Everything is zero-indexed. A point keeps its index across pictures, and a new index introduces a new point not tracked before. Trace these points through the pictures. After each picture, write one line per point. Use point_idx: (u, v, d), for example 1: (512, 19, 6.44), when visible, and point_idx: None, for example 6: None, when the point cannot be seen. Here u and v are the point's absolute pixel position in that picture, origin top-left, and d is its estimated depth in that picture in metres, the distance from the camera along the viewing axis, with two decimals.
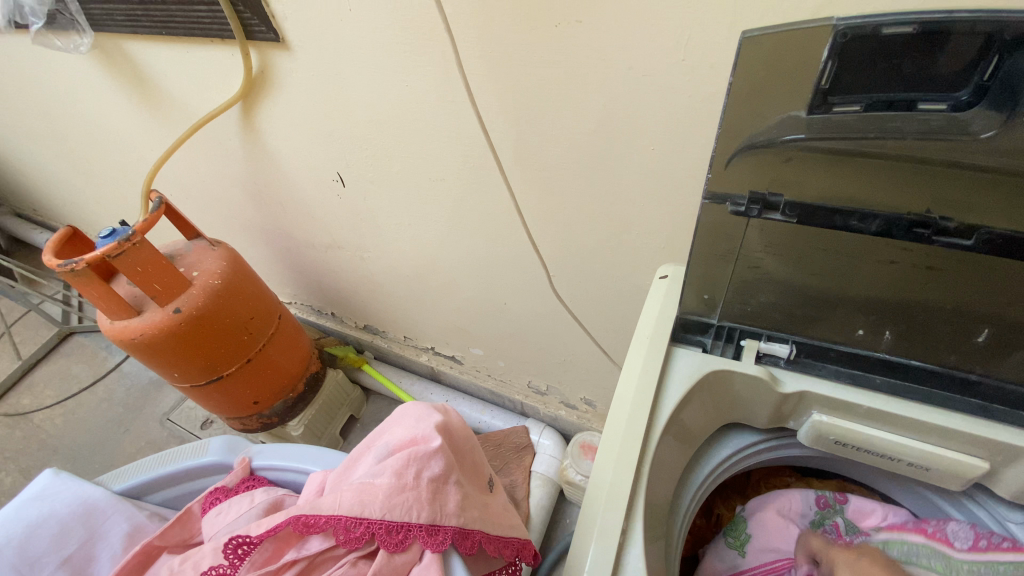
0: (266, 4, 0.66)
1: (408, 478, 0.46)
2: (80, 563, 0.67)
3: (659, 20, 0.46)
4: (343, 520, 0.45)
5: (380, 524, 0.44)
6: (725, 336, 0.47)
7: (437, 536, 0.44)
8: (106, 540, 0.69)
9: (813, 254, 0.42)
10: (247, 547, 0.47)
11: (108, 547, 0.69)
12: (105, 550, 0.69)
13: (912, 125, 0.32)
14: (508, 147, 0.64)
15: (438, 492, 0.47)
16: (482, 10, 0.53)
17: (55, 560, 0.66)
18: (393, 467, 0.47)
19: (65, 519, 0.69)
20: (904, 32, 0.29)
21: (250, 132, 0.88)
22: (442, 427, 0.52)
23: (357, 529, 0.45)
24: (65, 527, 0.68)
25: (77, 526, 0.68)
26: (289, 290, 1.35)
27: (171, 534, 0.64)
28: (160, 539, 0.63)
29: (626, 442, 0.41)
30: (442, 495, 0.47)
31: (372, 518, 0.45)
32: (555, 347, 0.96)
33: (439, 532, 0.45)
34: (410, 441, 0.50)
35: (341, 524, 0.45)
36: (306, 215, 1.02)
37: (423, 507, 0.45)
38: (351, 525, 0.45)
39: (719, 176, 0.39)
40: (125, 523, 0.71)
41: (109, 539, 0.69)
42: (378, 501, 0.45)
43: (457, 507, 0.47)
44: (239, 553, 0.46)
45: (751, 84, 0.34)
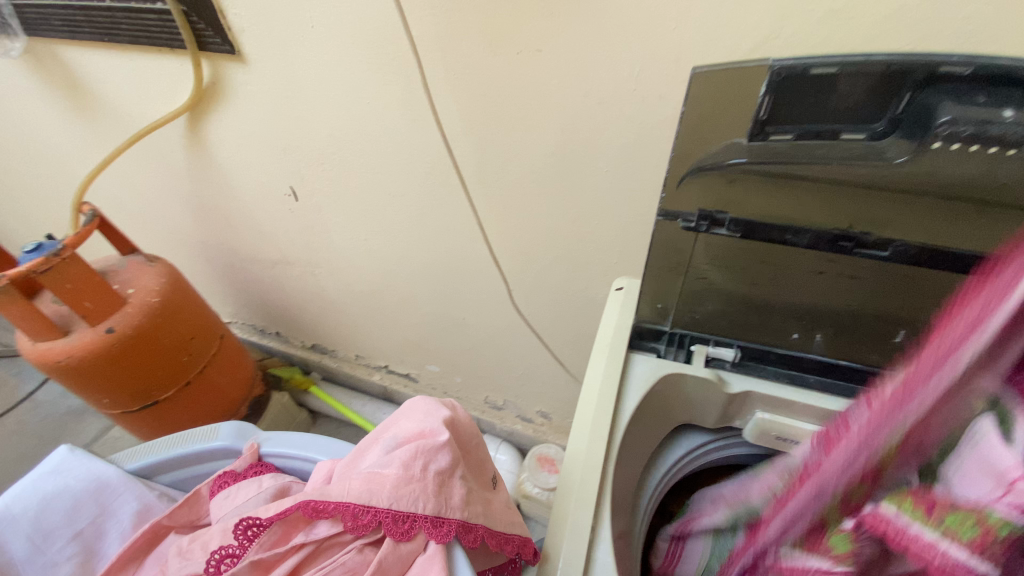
0: (221, 17, 0.65)
1: (415, 469, 0.39)
2: (89, 542, 0.59)
3: (612, 52, 0.50)
4: (351, 507, 0.39)
5: (387, 512, 0.38)
6: (677, 342, 0.51)
7: (442, 528, 0.38)
8: (116, 518, 0.60)
9: (752, 265, 0.47)
10: (256, 528, 0.41)
11: (119, 526, 0.60)
12: (115, 529, 0.60)
13: (836, 151, 0.37)
14: (469, 165, 0.66)
15: (443, 485, 0.39)
16: (447, 34, 0.55)
17: (65, 535, 0.58)
18: (400, 457, 0.40)
19: (76, 493, 0.60)
20: (830, 72, 0.33)
21: (197, 144, 0.85)
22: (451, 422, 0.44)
23: (365, 516, 0.39)
24: (76, 503, 0.59)
25: (88, 501, 0.60)
26: (231, 309, 1.29)
27: (180, 513, 0.57)
28: (167, 518, 0.56)
29: (592, 442, 0.43)
30: (446, 488, 0.39)
31: (380, 506, 0.38)
32: (511, 361, 0.98)
33: (443, 523, 0.38)
34: (417, 434, 0.42)
35: (349, 511, 0.39)
36: (254, 230, 0.99)
37: (428, 500, 0.38)
38: (359, 512, 0.39)
39: (673, 196, 0.43)
40: (136, 501, 0.62)
41: (119, 517, 0.60)
42: (385, 490, 0.39)
43: (462, 500, 0.39)
44: (248, 534, 0.41)
45: (699, 114, 0.38)
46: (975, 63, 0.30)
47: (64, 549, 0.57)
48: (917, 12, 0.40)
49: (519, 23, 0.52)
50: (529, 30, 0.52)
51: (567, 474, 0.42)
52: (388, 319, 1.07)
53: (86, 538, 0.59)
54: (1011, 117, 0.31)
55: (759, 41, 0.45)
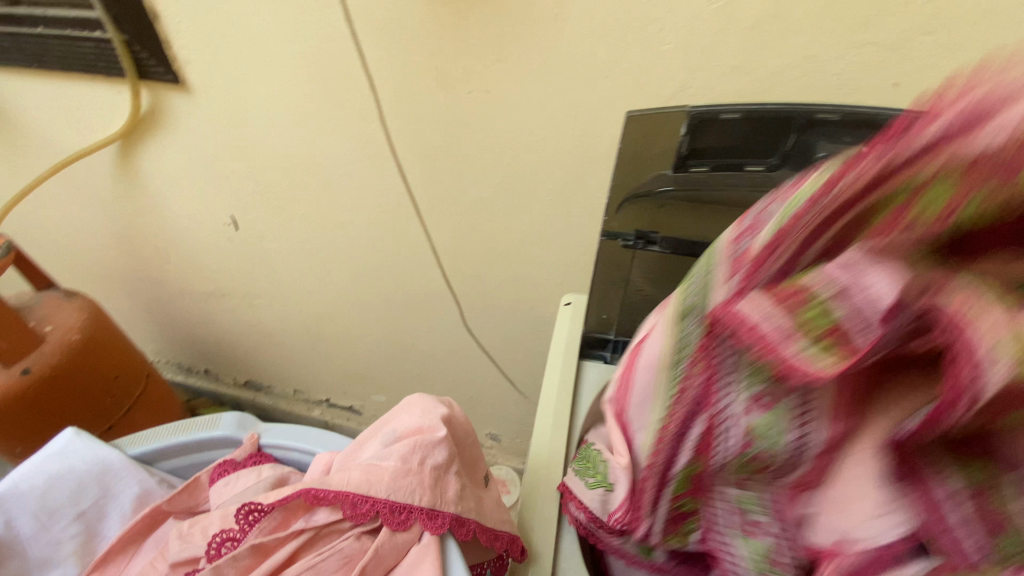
0: (166, 48, 0.65)
1: (412, 463, 0.43)
2: (90, 522, 0.61)
3: (554, 94, 0.57)
4: (349, 497, 0.43)
5: (385, 503, 0.42)
6: (621, 350, 0.56)
7: (436, 520, 0.41)
8: (117, 501, 0.62)
9: (681, 279, 0.51)
10: (258, 513, 0.45)
11: (119, 507, 0.62)
12: (115, 511, 0.62)
13: (744, 180, 0.43)
14: (421, 194, 0.70)
15: (439, 479, 0.43)
16: (401, 73, 0.60)
17: (67, 515, 0.60)
18: (399, 451, 0.43)
19: (80, 476, 0.60)
20: (734, 117, 0.42)
21: (128, 173, 0.82)
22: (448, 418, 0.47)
23: (364, 505, 0.42)
24: (79, 484, 0.60)
25: (91, 483, 0.61)
26: (153, 348, 1.20)
27: (179, 499, 0.57)
28: (167, 504, 0.57)
29: (554, 439, 0.48)
30: (442, 482, 0.43)
31: (378, 496, 0.42)
32: (461, 385, 1.00)
33: (438, 516, 0.41)
34: (415, 430, 0.45)
35: (348, 500, 0.43)
36: (187, 262, 0.95)
37: (424, 492, 0.42)
38: (357, 501, 0.42)
39: (613, 219, 0.49)
40: (136, 485, 0.62)
41: (119, 500, 0.62)
42: (383, 482, 0.42)
43: (457, 494, 0.43)
44: (250, 519, 0.45)
45: (632, 150, 0.45)
46: (842, 110, 0.40)
47: (67, 527, 0.60)
48: (795, 71, 0.50)
49: (470, 67, 0.57)
50: (478, 73, 0.58)
51: (533, 472, 0.46)
52: (332, 350, 1.05)
53: (88, 518, 0.61)
54: None
55: (676, 89, 0.54)
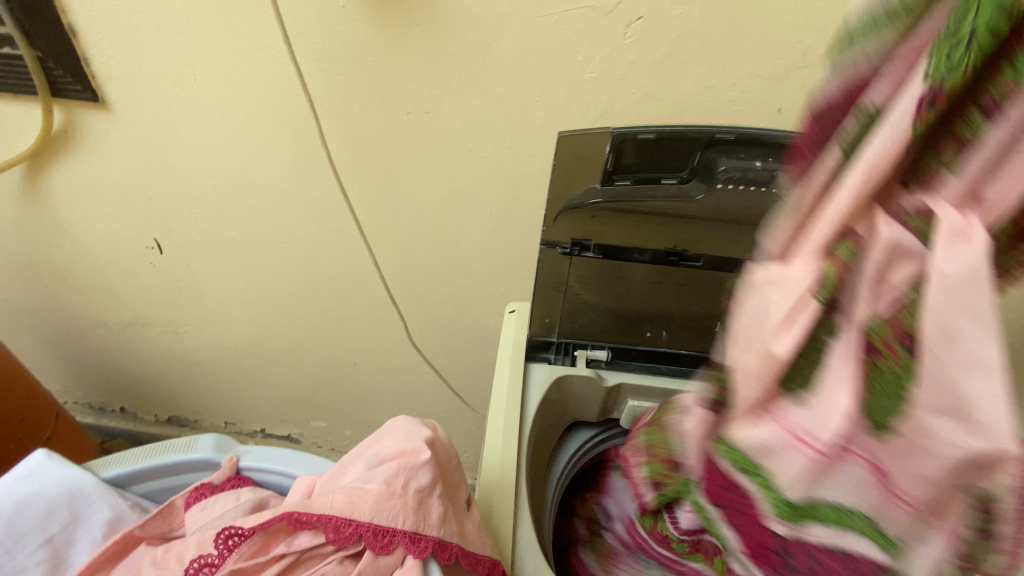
0: (85, 64, 0.63)
1: (396, 486, 0.43)
2: (58, 549, 0.56)
3: (491, 115, 0.61)
4: (332, 520, 0.43)
5: (368, 526, 0.42)
6: (563, 350, 0.60)
7: (418, 543, 0.42)
8: (88, 526, 0.57)
9: (614, 282, 0.57)
10: (237, 538, 0.45)
11: (89, 533, 0.57)
12: (85, 536, 0.57)
13: (661, 191, 0.50)
14: (362, 211, 0.71)
15: (422, 502, 0.43)
16: (341, 93, 0.61)
17: (34, 540, 0.55)
18: (383, 474, 0.44)
19: (50, 499, 0.56)
20: (649, 136, 0.47)
21: (35, 196, 0.76)
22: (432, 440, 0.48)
23: (348, 529, 0.43)
24: (49, 508, 0.56)
25: (61, 507, 0.57)
26: (58, 387, 1.09)
27: (153, 524, 0.54)
28: (139, 529, 0.53)
29: (506, 437, 0.51)
30: (425, 505, 0.43)
31: (361, 519, 0.43)
32: (407, 403, 1.00)
33: (420, 539, 0.42)
34: (398, 453, 0.46)
35: (331, 523, 0.43)
36: (101, 289, 0.89)
37: (408, 515, 0.43)
38: (340, 525, 0.43)
39: (551, 229, 0.53)
40: (109, 509, 0.58)
41: (90, 525, 0.57)
42: (366, 505, 0.43)
43: (439, 517, 0.43)
44: (230, 544, 0.45)
45: (565, 166, 0.49)
46: (737, 131, 0.46)
47: (33, 553, 0.54)
48: (699, 97, 0.57)
49: (410, 89, 0.60)
50: (418, 95, 0.61)
51: (488, 472, 0.49)
52: (269, 376, 1.02)
53: (56, 544, 0.56)
54: (761, 167, 0.47)
55: (601, 111, 0.60)
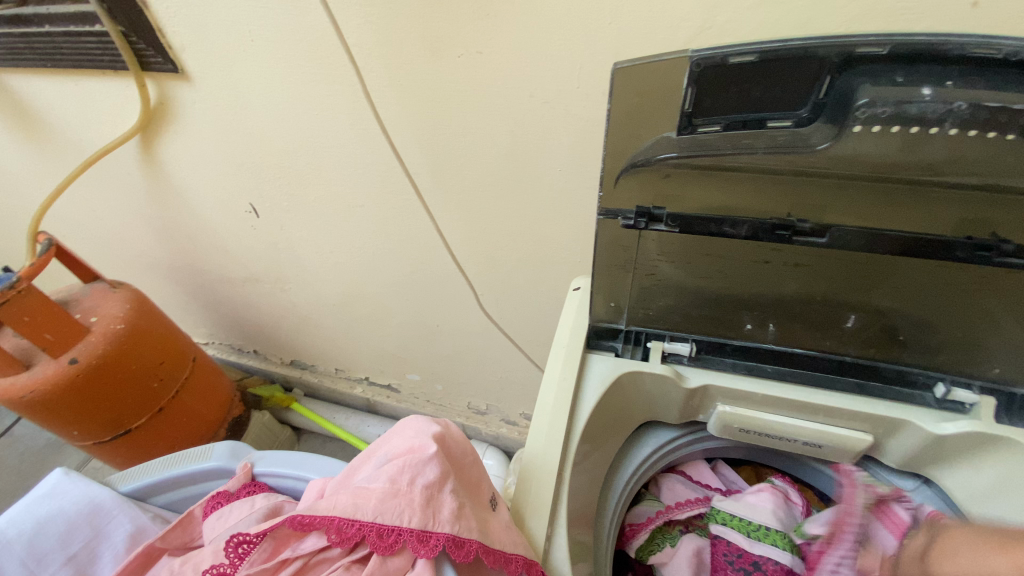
0: (161, 35, 0.64)
1: (401, 483, 0.40)
2: (81, 566, 0.59)
3: (553, 50, 0.50)
4: (335, 520, 0.40)
5: (372, 527, 0.39)
6: (633, 340, 0.50)
7: (428, 542, 0.37)
8: (110, 541, 0.61)
9: (701, 259, 0.45)
10: (247, 545, 0.42)
11: (112, 548, 0.61)
12: (107, 552, 0.61)
13: (763, 141, 0.36)
14: (423, 173, 0.66)
15: (431, 499, 0.39)
16: (386, 44, 0.54)
17: (57, 560, 0.58)
18: (388, 472, 0.40)
19: (70, 517, 0.60)
20: (748, 60, 0.32)
21: (153, 166, 0.84)
22: (440, 437, 0.43)
23: (350, 529, 0.39)
24: (70, 526, 0.59)
25: (82, 524, 0.60)
26: (206, 330, 1.27)
27: (172, 535, 0.56)
28: (160, 540, 0.55)
29: (548, 447, 0.43)
30: (435, 501, 0.39)
31: (364, 519, 0.39)
32: (490, 366, 0.97)
33: (430, 537, 0.37)
34: (406, 450, 0.42)
35: (333, 524, 0.40)
36: (219, 249, 0.98)
37: (415, 512, 0.38)
38: (343, 525, 0.39)
39: (611, 194, 0.41)
40: (130, 523, 0.63)
41: (114, 539, 0.61)
42: (370, 504, 0.39)
43: (452, 514, 0.38)
44: (239, 552, 0.42)
45: (627, 110, 0.37)
46: (893, 41, 0.29)
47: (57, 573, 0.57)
48: None
49: (456, 26, 0.51)
50: (466, 33, 0.51)
51: (524, 480, 0.42)
52: (366, 332, 1.06)
53: (79, 562, 0.59)
54: (930, 96, 0.31)
55: (695, 32, 0.45)
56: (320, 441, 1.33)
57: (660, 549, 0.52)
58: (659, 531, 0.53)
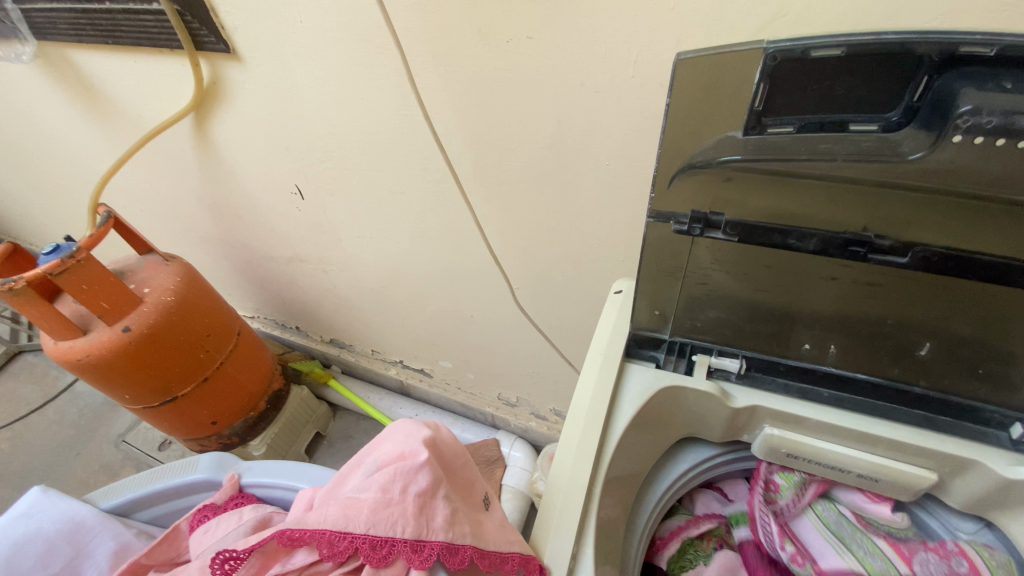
0: (214, 15, 0.64)
1: (393, 493, 0.38)
2: None
3: (608, 37, 0.46)
4: (326, 534, 0.38)
5: (364, 538, 0.37)
6: (677, 351, 0.47)
7: (422, 553, 0.36)
8: (93, 560, 0.62)
9: (759, 271, 0.42)
10: (234, 562, 0.39)
11: (96, 565, 0.62)
12: (91, 570, 0.62)
13: (843, 146, 0.32)
14: (465, 162, 0.64)
15: (424, 507, 0.38)
16: (433, 26, 0.52)
17: None
18: (379, 480, 0.39)
19: (50, 536, 0.61)
20: (834, 54, 0.28)
21: (204, 143, 0.85)
22: (431, 443, 0.42)
23: (341, 542, 0.37)
24: (49, 546, 0.60)
25: (62, 545, 0.61)
26: (251, 304, 1.31)
27: (157, 552, 0.56)
28: (145, 557, 0.55)
29: (577, 462, 0.41)
30: (428, 509, 0.38)
31: (357, 531, 0.37)
32: (522, 359, 0.96)
33: (424, 547, 0.36)
34: (396, 456, 0.41)
35: (324, 539, 0.37)
36: (265, 227, 1.00)
37: (408, 522, 0.37)
38: (334, 538, 0.37)
39: (663, 196, 0.38)
40: (113, 541, 0.64)
41: (96, 558, 0.62)
42: (362, 516, 0.37)
43: (446, 521, 0.38)
44: (226, 569, 0.38)
45: (687, 106, 0.33)
46: (1002, 42, 0.25)
47: None
48: None
49: (506, 9, 0.48)
50: (516, 17, 0.49)
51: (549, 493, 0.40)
52: (401, 316, 1.06)
53: None
54: None
55: (767, 18, 0.40)
56: (354, 419, 1.36)
57: (693, 566, 0.48)
58: (690, 544, 0.49)
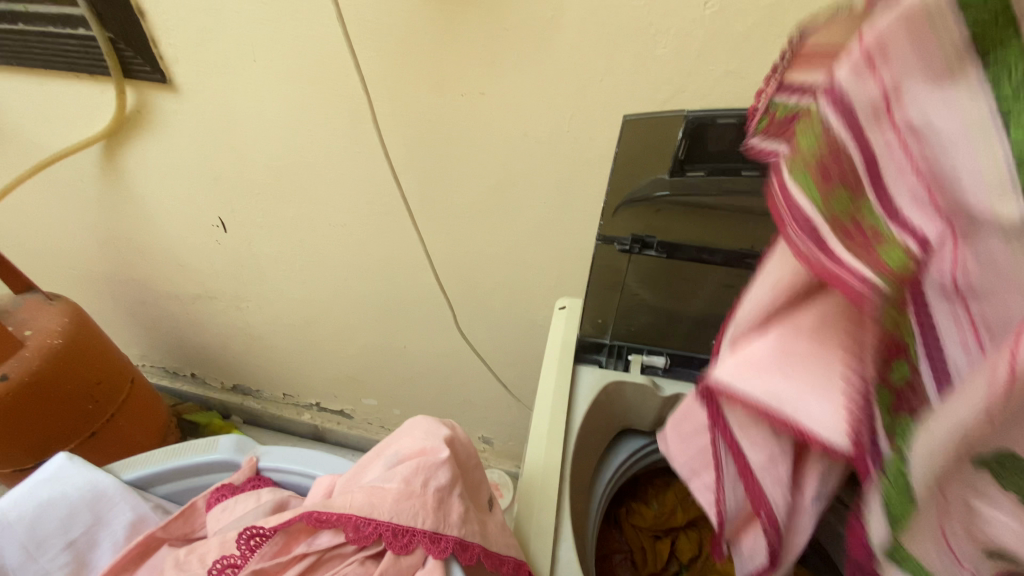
0: (153, 46, 0.64)
1: (416, 485, 0.43)
2: (81, 551, 0.61)
3: (549, 96, 0.57)
4: (352, 519, 0.43)
5: (388, 525, 0.42)
6: (616, 353, 0.56)
7: (440, 543, 0.41)
8: (110, 528, 0.62)
9: (677, 282, 0.52)
10: (259, 538, 0.45)
11: (112, 535, 0.62)
12: (107, 539, 0.62)
13: (739, 185, 0.43)
14: (414, 197, 0.70)
15: (442, 501, 0.43)
16: (394, 76, 0.59)
17: (57, 544, 0.59)
18: (402, 473, 0.44)
19: (73, 503, 0.61)
20: (731, 122, 0.41)
21: (113, 172, 0.80)
22: (451, 440, 0.47)
23: (366, 528, 0.42)
24: (71, 512, 0.61)
25: (83, 511, 0.61)
26: (138, 350, 1.18)
27: (175, 525, 0.58)
28: (162, 530, 0.57)
29: (549, 448, 0.48)
30: (445, 504, 0.43)
31: (381, 518, 0.42)
32: (453, 389, 0.99)
33: (442, 539, 0.41)
34: (418, 452, 0.46)
35: (351, 522, 0.43)
36: (172, 262, 0.93)
37: (428, 514, 0.42)
38: (360, 524, 0.42)
39: (609, 223, 0.48)
40: (130, 512, 0.63)
41: (113, 527, 0.62)
42: (386, 504, 0.42)
43: (460, 518, 0.43)
44: (251, 544, 0.45)
45: (630, 154, 0.44)
46: None
47: (56, 558, 0.59)
48: None
49: (464, 68, 0.57)
50: (472, 75, 0.57)
51: (528, 481, 0.46)
52: (324, 354, 1.04)
53: (79, 547, 0.61)
54: None
55: (672, 93, 0.53)
56: None
57: None
58: None
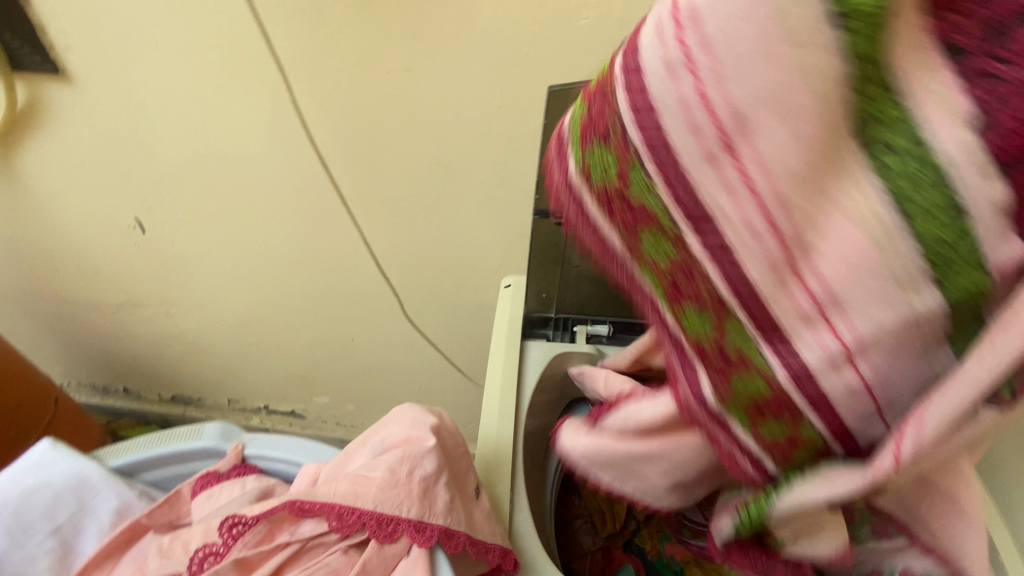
0: (41, 33, 0.58)
1: (401, 474, 0.43)
2: (67, 538, 0.64)
3: (477, 71, 0.56)
4: (336, 507, 0.43)
5: (371, 514, 0.42)
6: (562, 326, 0.58)
7: (424, 532, 0.41)
8: (94, 514, 0.65)
9: None
10: (242, 526, 0.48)
11: (97, 521, 0.65)
12: (93, 524, 0.65)
13: None
14: (348, 182, 0.67)
15: (427, 490, 0.43)
16: (312, 57, 0.56)
17: (42, 529, 0.63)
18: (388, 461, 0.44)
19: (57, 489, 0.64)
20: None
21: (9, 175, 0.73)
22: (437, 429, 0.47)
23: (351, 516, 0.42)
24: (56, 499, 0.64)
25: (68, 497, 0.64)
26: (60, 367, 1.09)
27: (160, 512, 0.62)
28: (147, 518, 0.61)
29: (501, 422, 0.48)
30: (431, 493, 0.43)
31: (365, 507, 0.42)
32: (408, 377, 0.98)
33: (426, 528, 0.41)
34: (404, 441, 0.46)
35: (334, 511, 0.43)
36: (89, 270, 0.87)
37: (412, 503, 0.42)
38: (344, 512, 0.43)
39: (545, 197, 0.49)
40: (115, 499, 0.66)
41: (98, 514, 0.65)
42: (370, 493, 0.43)
43: (446, 506, 0.42)
44: (235, 532, 0.48)
45: (559, 125, 0.45)
46: None
47: (42, 543, 0.63)
48: None
49: (385, 44, 0.55)
50: (395, 53, 0.55)
51: (484, 455, 0.47)
52: (269, 354, 0.99)
53: (64, 534, 0.64)
54: None
55: (598, 64, 0.54)
56: None
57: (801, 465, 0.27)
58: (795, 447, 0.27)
